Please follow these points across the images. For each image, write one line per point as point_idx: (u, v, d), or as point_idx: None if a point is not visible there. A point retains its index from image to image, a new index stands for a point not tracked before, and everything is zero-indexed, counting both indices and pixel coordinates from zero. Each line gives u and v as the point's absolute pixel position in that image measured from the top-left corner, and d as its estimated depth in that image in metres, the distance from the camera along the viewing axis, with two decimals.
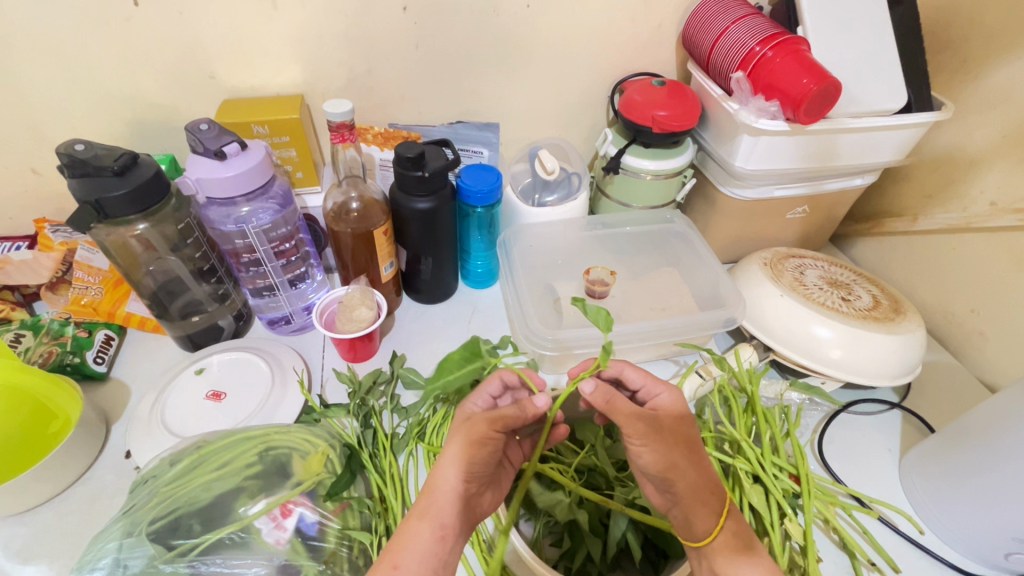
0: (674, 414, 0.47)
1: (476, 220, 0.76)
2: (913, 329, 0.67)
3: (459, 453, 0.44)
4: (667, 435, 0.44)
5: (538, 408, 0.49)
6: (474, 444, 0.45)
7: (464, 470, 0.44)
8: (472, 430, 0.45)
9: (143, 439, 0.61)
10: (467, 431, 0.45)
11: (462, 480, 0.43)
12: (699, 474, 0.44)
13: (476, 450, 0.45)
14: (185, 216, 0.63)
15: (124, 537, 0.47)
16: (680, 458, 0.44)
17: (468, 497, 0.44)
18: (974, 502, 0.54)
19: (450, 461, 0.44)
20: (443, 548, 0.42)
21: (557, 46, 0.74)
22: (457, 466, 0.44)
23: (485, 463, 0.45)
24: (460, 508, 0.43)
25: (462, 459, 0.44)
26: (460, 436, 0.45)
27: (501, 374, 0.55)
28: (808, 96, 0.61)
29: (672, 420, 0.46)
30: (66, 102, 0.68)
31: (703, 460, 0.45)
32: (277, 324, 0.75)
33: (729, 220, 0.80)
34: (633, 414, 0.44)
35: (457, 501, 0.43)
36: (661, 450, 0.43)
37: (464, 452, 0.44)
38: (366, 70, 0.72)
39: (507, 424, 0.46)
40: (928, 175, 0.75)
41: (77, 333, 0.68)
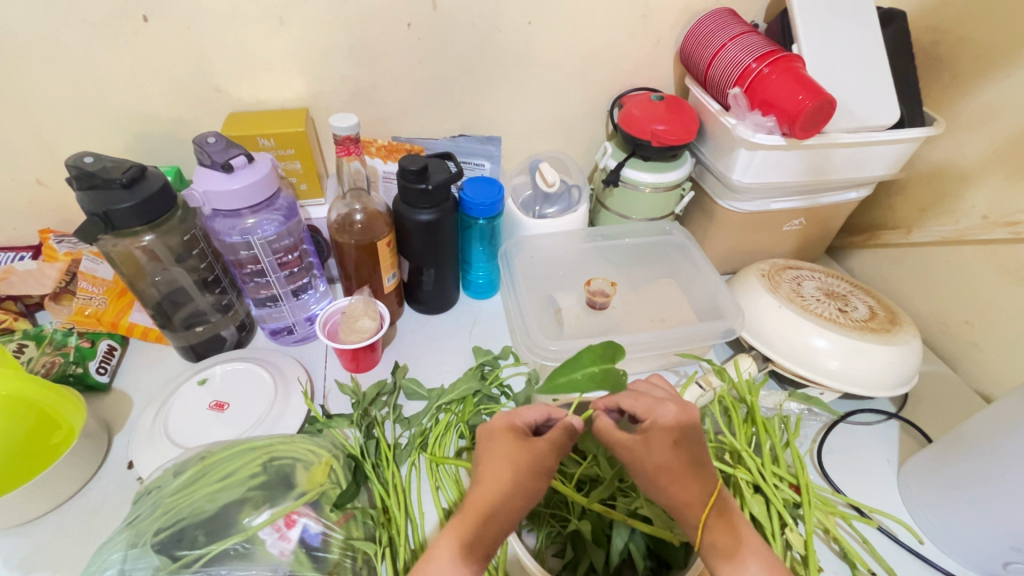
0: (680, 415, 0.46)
1: (478, 232, 0.77)
2: (910, 341, 0.68)
3: (506, 476, 0.42)
4: (654, 436, 0.44)
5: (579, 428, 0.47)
6: (537, 472, 0.43)
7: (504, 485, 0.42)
8: (539, 463, 0.43)
9: (146, 449, 0.61)
10: (531, 459, 0.43)
11: (502, 501, 0.41)
12: (694, 481, 0.43)
13: (526, 478, 0.42)
14: (190, 228, 0.64)
15: (130, 548, 0.47)
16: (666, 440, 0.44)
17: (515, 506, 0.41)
18: (972, 513, 0.54)
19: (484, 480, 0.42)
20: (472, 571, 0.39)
21: (558, 62, 0.76)
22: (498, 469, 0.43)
23: (539, 489, 0.43)
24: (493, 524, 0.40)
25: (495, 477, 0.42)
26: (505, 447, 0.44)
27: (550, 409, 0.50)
28: (804, 112, 0.62)
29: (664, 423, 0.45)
30: (73, 115, 0.69)
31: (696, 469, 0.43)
32: (280, 334, 0.75)
33: (727, 232, 0.81)
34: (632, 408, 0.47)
35: (484, 519, 0.40)
36: (657, 455, 0.43)
37: (509, 472, 0.42)
38: (370, 84, 0.73)
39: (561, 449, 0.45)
40: (922, 188, 0.77)
41: (79, 343, 0.69)
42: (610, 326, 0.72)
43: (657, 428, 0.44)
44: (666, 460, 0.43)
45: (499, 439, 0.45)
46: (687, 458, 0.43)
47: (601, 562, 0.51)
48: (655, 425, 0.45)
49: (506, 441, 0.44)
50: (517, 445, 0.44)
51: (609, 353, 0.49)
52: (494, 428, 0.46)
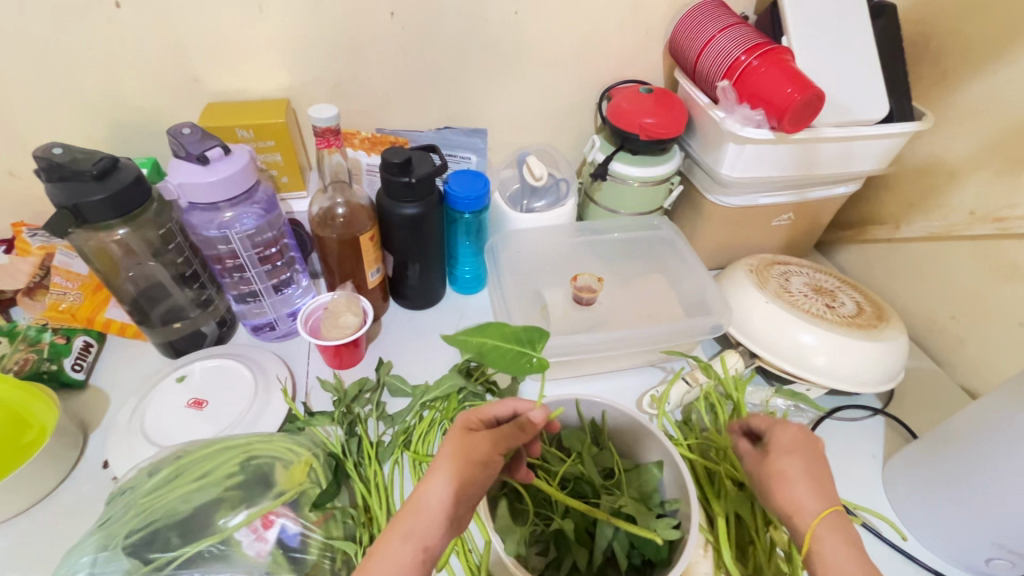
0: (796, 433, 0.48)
1: (464, 226, 0.76)
2: (896, 336, 0.67)
3: (455, 470, 0.40)
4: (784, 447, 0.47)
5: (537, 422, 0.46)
6: (479, 464, 0.42)
7: (460, 471, 0.41)
8: (479, 447, 0.42)
9: (122, 447, 0.60)
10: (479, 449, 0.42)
11: (456, 493, 0.40)
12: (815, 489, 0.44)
13: (473, 468, 0.41)
14: (166, 221, 0.62)
15: (100, 551, 0.46)
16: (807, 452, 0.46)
17: (475, 481, 0.41)
18: (954, 508, 0.55)
19: (449, 442, 0.43)
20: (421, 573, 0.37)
21: (545, 53, 0.75)
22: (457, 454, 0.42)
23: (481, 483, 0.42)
24: (458, 504, 0.40)
25: (458, 448, 0.42)
26: (457, 437, 0.43)
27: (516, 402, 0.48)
28: (793, 105, 0.61)
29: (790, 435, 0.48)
30: (45, 104, 0.67)
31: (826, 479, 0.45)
32: (261, 330, 0.74)
33: (715, 226, 0.80)
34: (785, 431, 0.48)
35: (446, 513, 0.39)
36: (777, 464, 0.46)
37: (456, 470, 0.40)
38: (353, 74, 0.72)
39: (506, 444, 0.45)
40: (911, 183, 0.76)
41: (54, 340, 0.67)
42: (596, 322, 0.71)
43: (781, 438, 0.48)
44: (784, 468, 0.45)
45: (453, 430, 0.44)
46: (805, 466, 0.45)
47: (585, 562, 0.51)
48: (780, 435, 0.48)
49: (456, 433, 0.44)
50: (461, 436, 0.43)
51: (526, 335, 0.47)
52: (460, 424, 0.45)
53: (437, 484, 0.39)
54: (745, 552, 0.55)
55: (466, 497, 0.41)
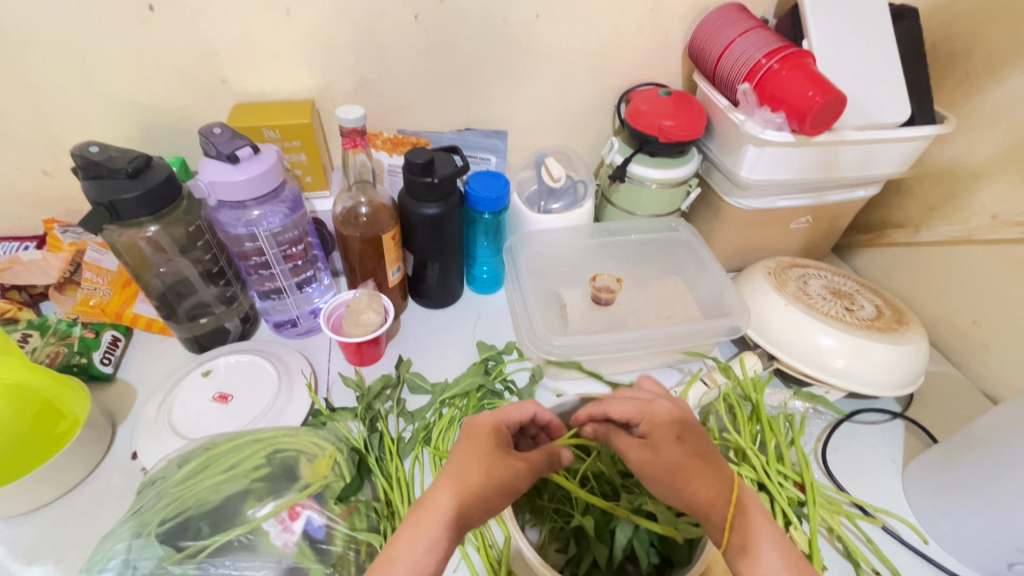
0: (658, 417, 0.46)
1: (483, 226, 0.77)
2: (916, 340, 0.67)
3: (476, 481, 0.41)
4: (659, 441, 0.44)
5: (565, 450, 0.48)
6: (501, 488, 0.42)
7: (471, 484, 0.41)
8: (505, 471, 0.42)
9: (150, 440, 0.61)
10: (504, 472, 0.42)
11: (467, 505, 0.40)
12: (708, 475, 0.41)
13: (490, 488, 0.41)
14: (195, 219, 0.63)
15: (133, 538, 0.47)
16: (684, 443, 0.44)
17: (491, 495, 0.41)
18: (976, 513, 0.54)
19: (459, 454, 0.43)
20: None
21: (565, 56, 0.75)
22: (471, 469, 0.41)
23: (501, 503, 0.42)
24: (468, 516, 0.40)
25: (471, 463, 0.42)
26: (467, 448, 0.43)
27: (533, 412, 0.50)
28: (814, 108, 0.62)
29: (662, 424, 0.45)
30: (78, 104, 0.69)
31: (713, 457, 0.43)
32: (283, 327, 0.75)
33: (732, 229, 0.80)
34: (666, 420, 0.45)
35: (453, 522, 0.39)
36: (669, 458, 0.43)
37: (476, 480, 0.41)
38: (376, 76, 0.73)
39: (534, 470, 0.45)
40: (932, 186, 0.76)
41: (84, 334, 0.69)
42: (614, 322, 0.71)
43: (657, 429, 0.45)
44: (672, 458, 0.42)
45: (479, 441, 0.44)
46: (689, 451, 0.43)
47: (604, 559, 0.51)
48: (654, 426, 0.45)
49: (479, 445, 0.43)
50: (486, 450, 0.43)
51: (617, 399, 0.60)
52: (479, 432, 0.45)
53: (444, 492, 0.40)
54: None
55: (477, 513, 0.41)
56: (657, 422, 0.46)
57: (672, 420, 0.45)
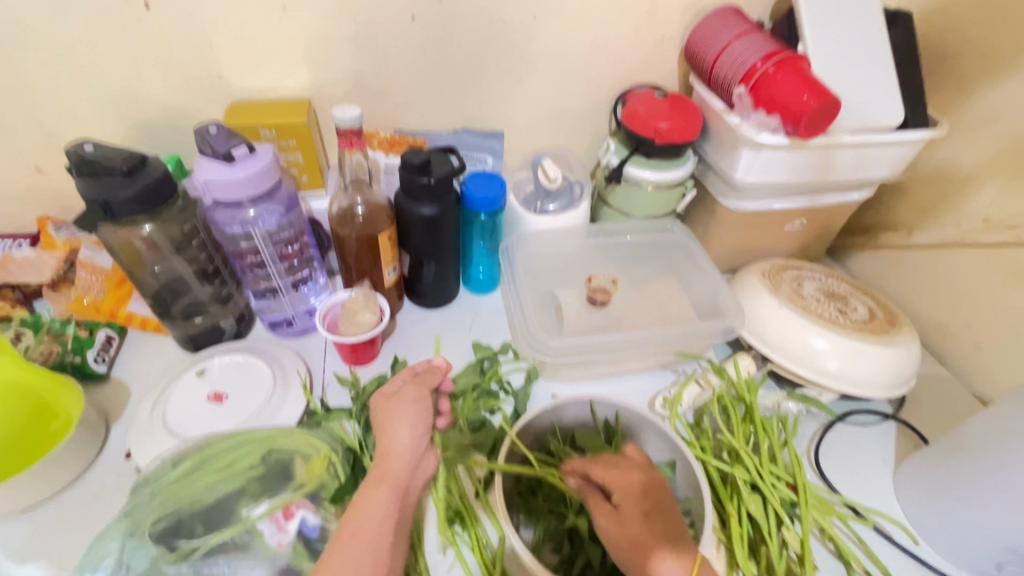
0: (629, 486, 0.51)
1: (479, 227, 0.77)
2: (908, 342, 0.68)
3: (398, 419, 0.53)
4: (626, 513, 0.50)
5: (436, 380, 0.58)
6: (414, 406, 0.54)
7: (393, 429, 0.52)
8: (414, 395, 0.55)
9: (144, 439, 0.61)
10: (410, 393, 0.55)
11: (404, 437, 0.52)
12: (671, 554, 0.46)
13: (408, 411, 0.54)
14: (191, 218, 0.63)
15: (128, 537, 0.47)
16: (644, 531, 0.48)
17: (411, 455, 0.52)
18: (968, 514, 0.55)
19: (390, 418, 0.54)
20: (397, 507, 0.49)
21: (563, 57, 0.76)
22: (409, 424, 0.53)
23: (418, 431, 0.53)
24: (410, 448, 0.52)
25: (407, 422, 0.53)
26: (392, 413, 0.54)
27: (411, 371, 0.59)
28: (807, 112, 0.62)
29: (631, 495, 0.51)
30: (73, 101, 0.69)
31: (677, 534, 0.48)
32: (279, 326, 0.75)
33: (727, 231, 0.81)
34: (629, 494, 0.50)
35: (397, 460, 0.51)
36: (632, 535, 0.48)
37: (403, 416, 0.53)
38: (373, 76, 0.73)
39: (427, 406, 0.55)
40: (924, 189, 0.77)
41: (78, 332, 0.68)
42: (609, 323, 0.72)
43: (628, 500, 0.50)
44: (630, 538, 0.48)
45: (384, 400, 0.55)
46: (652, 530, 0.48)
47: (598, 559, 0.52)
48: (625, 496, 0.50)
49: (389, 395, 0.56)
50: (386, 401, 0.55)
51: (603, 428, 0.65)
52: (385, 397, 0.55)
53: (380, 489, 0.49)
54: (757, 553, 0.56)
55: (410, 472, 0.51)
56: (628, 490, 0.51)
57: (640, 488, 0.51)
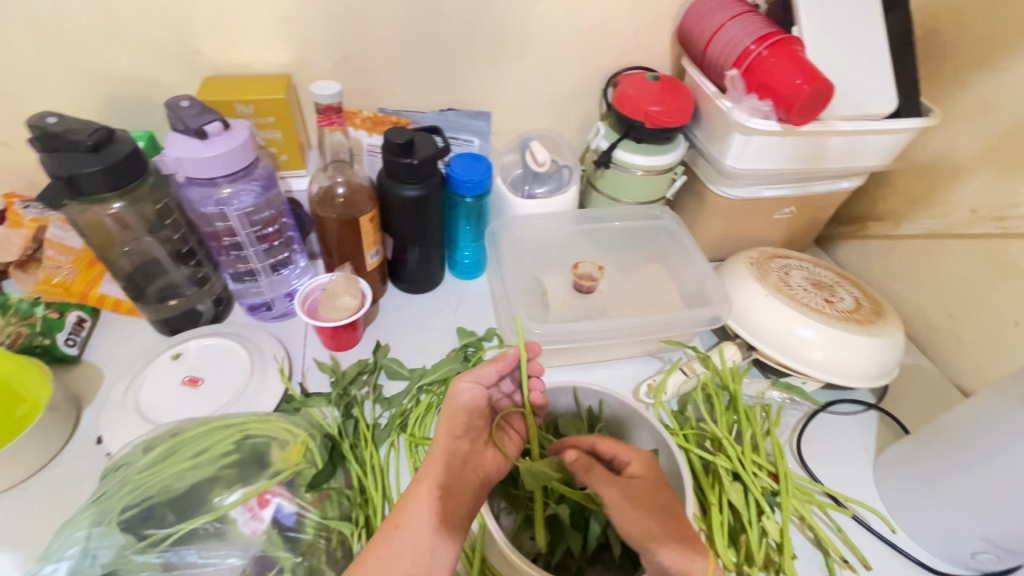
0: (645, 468, 0.49)
1: (465, 210, 0.75)
2: (893, 332, 0.68)
3: (447, 420, 0.50)
4: (638, 489, 0.47)
5: (509, 357, 0.55)
6: (467, 403, 0.51)
7: (448, 427, 0.49)
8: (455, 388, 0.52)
9: (116, 424, 0.60)
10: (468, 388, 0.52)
11: (447, 433, 0.49)
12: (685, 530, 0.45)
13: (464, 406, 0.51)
14: (163, 197, 0.61)
15: (93, 526, 0.45)
16: (660, 510, 0.45)
17: (461, 453, 0.48)
18: (946, 504, 0.55)
19: (444, 418, 0.50)
20: (446, 507, 0.44)
21: (553, 37, 0.73)
22: (447, 423, 0.49)
23: (470, 422, 0.51)
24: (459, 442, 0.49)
25: (450, 420, 0.49)
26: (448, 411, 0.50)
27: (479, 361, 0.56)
28: (801, 96, 0.61)
29: (647, 474, 0.48)
30: (37, 71, 0.65)
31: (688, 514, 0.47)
32: (258, 310, 0.73)
33: (716, 218, 0.80)
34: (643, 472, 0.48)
35: (447, 457, 0.47)
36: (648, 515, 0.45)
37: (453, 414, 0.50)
38: (356, 51, 0.70)
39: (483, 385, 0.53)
40: (915, 180, 0.76)
41: (47, 314, 0.66)
42: (595, 310, 0.71)
43: (641, 477, 0.48)
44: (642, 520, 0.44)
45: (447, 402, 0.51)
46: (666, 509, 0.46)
47: (578, 546, 0.51)
48: (640, 471, 0.48)
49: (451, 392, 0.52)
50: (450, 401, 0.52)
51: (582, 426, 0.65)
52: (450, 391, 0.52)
53: (422, 483, 0.45)
54: (737, 541, 0.56)
55: (463, 473, 0.47)
56: (642, 483, 0.47)
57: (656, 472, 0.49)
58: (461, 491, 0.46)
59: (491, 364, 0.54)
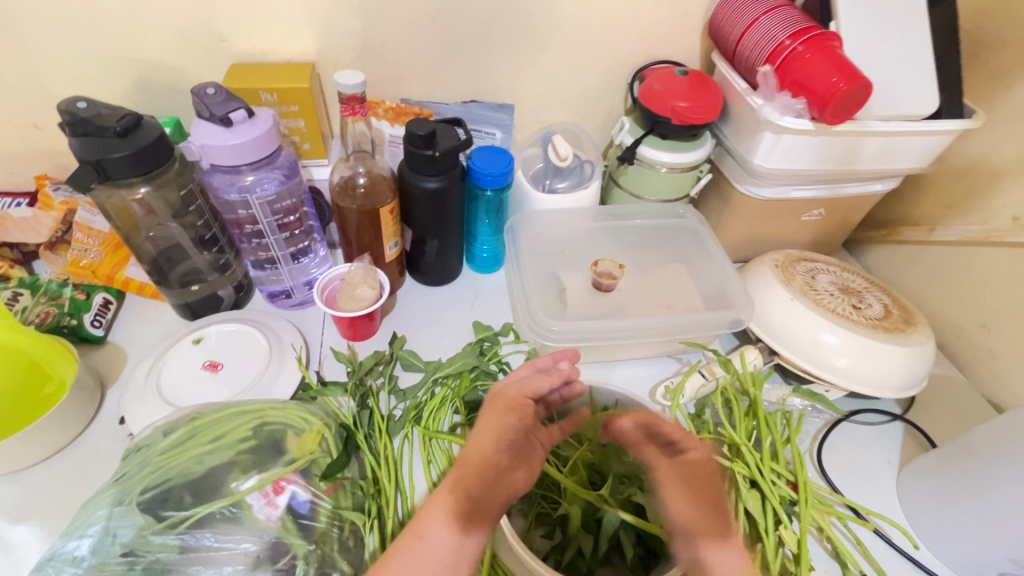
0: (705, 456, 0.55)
1: (485, 204, 0.74)
2: (922, 341, 0.65)
3: (491, 426, 0.49)
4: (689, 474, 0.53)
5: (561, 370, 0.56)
6: (512, 408, 0.51)
7: (490, 434, 0.48)
8: (505, 398, 0.52)
9: (138, 405, 0.61)
10: (513, 396, 0.52)
11: (487, 440, 0.48)
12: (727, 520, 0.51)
13: (505, 412, 0.50)
14: (188, 182, 0.61)
15: (115, 505, 0.47)
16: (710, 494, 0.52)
17: (497, 466, 0.47)
18: (973, 523, 0.53)
19: (489, 423, 0.50)
20: (467, 519, 0.44)
21: (579, 29, 0.72)
22: (492, 429, 0.49)
23: (513, 428, 0.50)
24: (499, 451, 0.48)
25: (495, 427, 0.49)
26: (495, 414, 0.50)
27: (532, 361, 0.57)
28: (836, 95, 0.59)
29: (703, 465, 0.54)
30: (68, 56, 0.66)
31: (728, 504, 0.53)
32: (277, 297, 0.74)
33: (741, 219, 0.78)
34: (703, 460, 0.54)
35: (479, 466, 0.46)
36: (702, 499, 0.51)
37: (497, 419, 0.50)
38: (380, 41, 0.70)
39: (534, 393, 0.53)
40: (952, 184, 0.73)
41: (75, 295, 0.68)
42: (613, 308, 0.70)
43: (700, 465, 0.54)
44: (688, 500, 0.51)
45: (490, 406, 0.52)
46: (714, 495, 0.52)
47: (589, 547, 0.51)
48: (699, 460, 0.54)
49: (496, 392, 0.53)
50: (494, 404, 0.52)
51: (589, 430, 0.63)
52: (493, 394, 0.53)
53: (442, 490, 0.45)
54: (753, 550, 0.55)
55: (494, 486, 0.46)
56: (693, 467, 0.54)
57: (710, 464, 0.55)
58: (487, 503, 0.45)
59: (545, 378, 0.54)
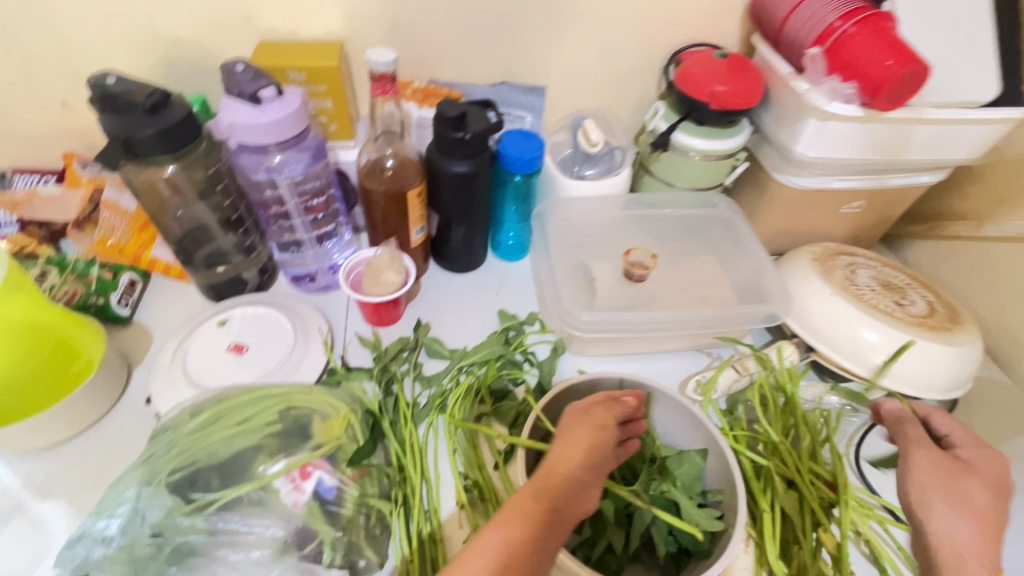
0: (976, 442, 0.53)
1: (513, 189, 0.73)
2: (969, 341, 0.63)
3: (581, 441, 0.45)
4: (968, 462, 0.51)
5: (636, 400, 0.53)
6: (599, 428, 0.47)
7: (580, 449, 0.45)
8: (596, 416, 0.48)
9: (165, 386, 0.61)
10: (603, 416, 0.48)
11: (577, 457, 0.44)
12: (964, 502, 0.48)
13: (592, 430, 0.46)
14: (216, 161, 0.60)
15: (143, 485, 0.46)
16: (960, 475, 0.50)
17: (580, 483, 0.43)
18: None
19: (575, 437, 0.46)
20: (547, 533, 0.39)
21: (615, 9, 0.69)
22: (580, 444, 0.45)
23: (600, 447, 0.46)
24: (583, 470, 0.44)
25: (582, 443, 0.45)
26: (584, 429, 0.46)
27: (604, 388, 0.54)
28: (891, 80, 0.55)
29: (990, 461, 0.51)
30: (96, 32, 0.65)
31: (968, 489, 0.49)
32: (301, 281, 0.72)
33: (777, 210, 0.75)
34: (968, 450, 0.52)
35: (565, 479, 0.42)
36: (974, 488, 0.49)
37: (587, 438, 0.46)
38: (410, 20, 0.68)
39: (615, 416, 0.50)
40: (1005, 176, 0.70)
41: (102, 274, 0.67)
42: (642, 300, 0.68)
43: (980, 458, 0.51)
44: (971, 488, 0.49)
45: (576, 419, 0.48)
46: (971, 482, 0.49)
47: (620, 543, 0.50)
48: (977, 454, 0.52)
49: (579, 407, 0.49)
50: (579, 417, 0.48)
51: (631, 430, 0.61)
52: (575, 409, 0.49)
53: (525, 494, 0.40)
54: (788, 553, 0.53)
55: (573, 502, 0.42)
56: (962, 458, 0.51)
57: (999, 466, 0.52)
58: (564, 522, 0.41)
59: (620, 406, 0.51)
